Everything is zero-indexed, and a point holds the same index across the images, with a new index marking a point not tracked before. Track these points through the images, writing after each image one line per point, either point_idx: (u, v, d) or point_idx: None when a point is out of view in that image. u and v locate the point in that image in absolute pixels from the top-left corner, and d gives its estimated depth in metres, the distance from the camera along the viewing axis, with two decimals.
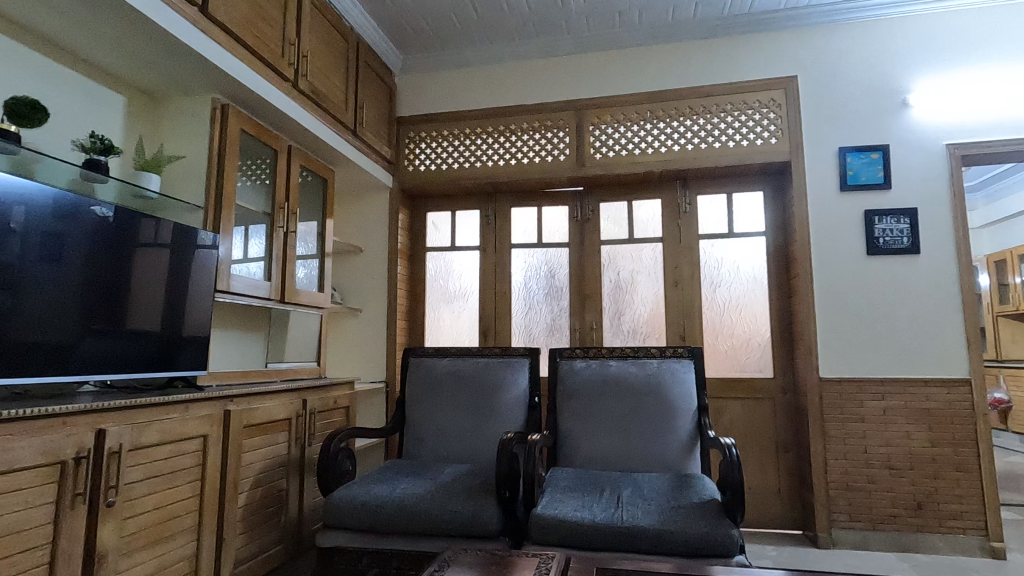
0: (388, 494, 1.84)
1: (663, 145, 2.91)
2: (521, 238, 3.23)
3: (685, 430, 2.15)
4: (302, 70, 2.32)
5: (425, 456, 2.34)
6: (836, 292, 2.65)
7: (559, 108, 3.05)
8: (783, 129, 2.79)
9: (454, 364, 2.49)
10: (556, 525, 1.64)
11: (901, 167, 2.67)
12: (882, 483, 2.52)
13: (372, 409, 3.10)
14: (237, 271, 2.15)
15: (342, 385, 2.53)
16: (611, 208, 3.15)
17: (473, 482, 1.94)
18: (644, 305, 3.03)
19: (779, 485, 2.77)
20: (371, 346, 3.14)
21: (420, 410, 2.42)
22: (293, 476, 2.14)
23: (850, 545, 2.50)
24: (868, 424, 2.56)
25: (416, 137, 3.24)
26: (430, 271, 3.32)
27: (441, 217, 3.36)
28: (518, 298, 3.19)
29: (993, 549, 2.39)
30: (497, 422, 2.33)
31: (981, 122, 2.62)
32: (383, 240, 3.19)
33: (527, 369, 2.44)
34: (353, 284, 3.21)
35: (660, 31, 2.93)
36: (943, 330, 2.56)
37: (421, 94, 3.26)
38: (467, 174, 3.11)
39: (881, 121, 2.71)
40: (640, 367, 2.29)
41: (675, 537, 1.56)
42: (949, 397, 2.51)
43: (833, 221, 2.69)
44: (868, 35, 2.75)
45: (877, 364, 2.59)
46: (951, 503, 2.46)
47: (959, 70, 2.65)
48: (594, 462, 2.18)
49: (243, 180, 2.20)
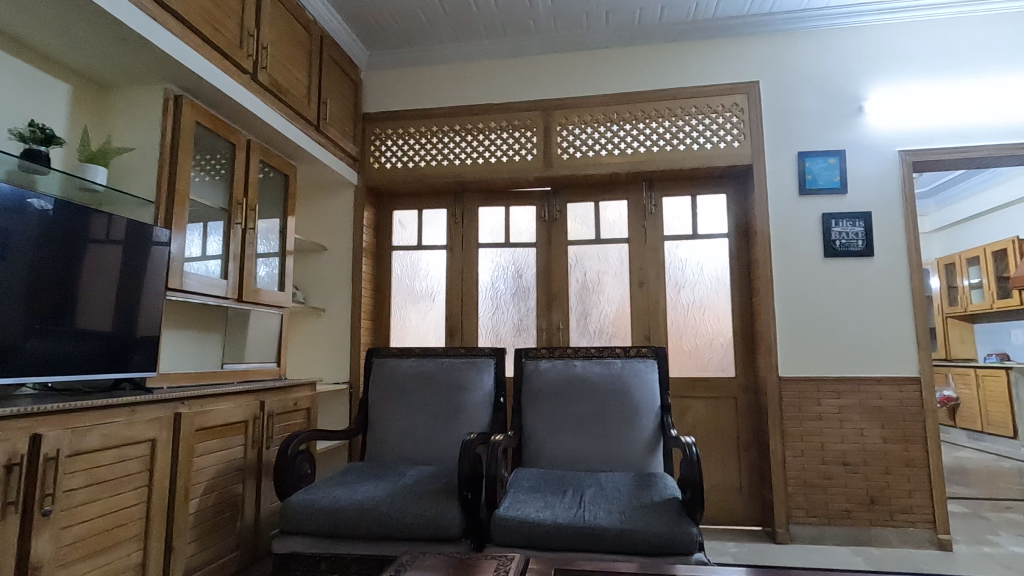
0: (348, 498, 1.79)
1: (629, 146, 2.94)
2: (488, 237, 3.22)
3: (648, 429, 2.16)
4: (261, 62, 2.25)
5: (388, 457, 2.30)
6: (795, 293, 2.72)
7: (527, 108, 3.04)
8: (745, 133, 2.84)
9: (418, 364, 2.45)
10: (518, 526, 1.63)
11: (857, 172, 2.75)
12: (838, 479, 2.59)
13: (335, 410, 3.04)
14: (194, 269, 2.08)
15: (304, 386, 2.47)
16: (578, 209, 3.16)
17: (436, 484, 1.91)
18: (611, 305, 3.05)
19: (740, 482, 2.82)
20: (334, 346, 3.08)
21: (383, 412, 2.38)
22: (250, 480, 2.07)
23: (807, 540, 2.57)
24: (825, 421, 2.63)
25: (382, 134, 3.19)
26: (396, 270, 3.28)
27: (407, 215, 3.31)
28: (486, 298, 3.17)
29: (941, 541, 2.48)
30: (461, 422, 2.30)
31: (931, 130, 2.72)
32: (349, 238, 3.13)
33: (492, 369, 2.42)
34: (317, 283, 3.14)
35: (628, 33, 2.96)
36: (895, 330, 2.64)
37: (387, 90, 3.21)
38: (434, 172, 3.07)
39: (838, 127, 2.79)
40: (604, 367, 2.30)
41: (635, 537, 1.57)
42: (900, 395, 2.60)
43: (792, 224, 2.76)
44: (828, 43, 2.83)
45: (834, 363, 2.66)
46: (902, 498, 2.55)
47: (913, 80, 2.75)
48: (558, 462, 2.18)
49: (198, 174, 2.12)
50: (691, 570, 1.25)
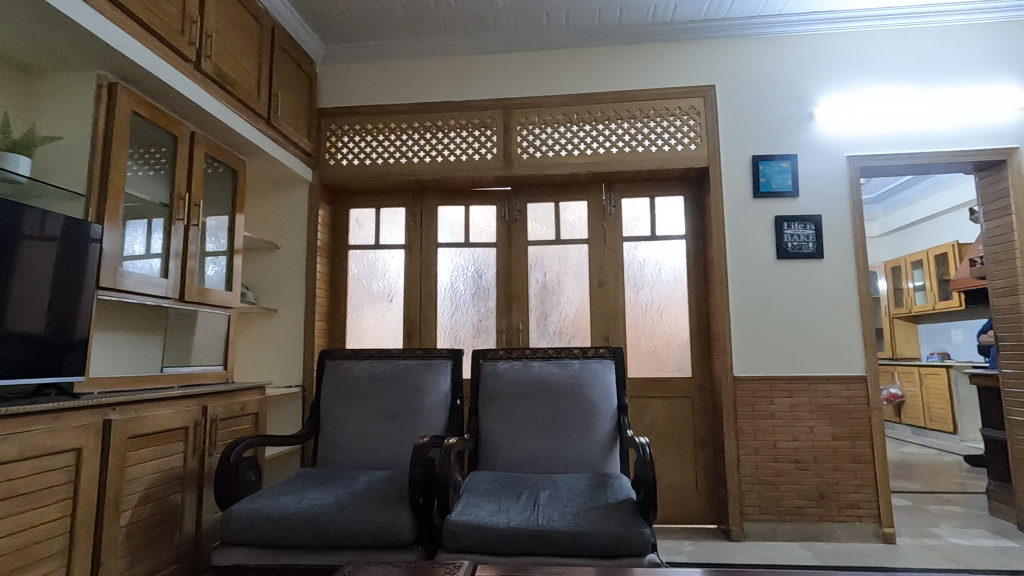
0: (293, 506, 1.72)
1: (589, 147, 2.94)
2: (448, 237, 3.17)
3: (606, 430, 2.16)
4: (205, 50, 2.14)
5: (339, 462, 2.22)
6: (749, 293, 2.77)
7: (487, 107, 3.01)
8: (702, 136, 2.88)
9: (373, 366, 2.39)
10: (471, 531, 1.59)
11: (807, 176, 2.82)
12: (789, 476, 2.65)
13: (287, 415, 2.93)
14: (134, 268, 1.97)
15: (252, 391, 2.38)
16: (538, 209, 3.14)
17: (388, 490, 1.86)
18: (570, 305, 3.05)
19: (696, 481, 2.85)
20: (287, 348, 2.97)
21: (335, 416, 2.31)
22: (189, 490, 1.97)
23: (761, 537, 2.61)
24: (777, 420, 2.69)
25: (338, 130, 3.10)
26: (353, 269, 3.19)
27: (364, 213, 3.24)
28: (445, 298, 3.12)
29: (885, 535, 2.56)
30: (416, 425, 2.25)
31: (877, 136, 2.82)
32: (303, 236, 3.03)
33: (449, 371, 2.38)
34: (268, 283, 3.02)
35: (589, 33, 2.96)
36: (844, 330, 2.72)
37: (343, 85, 3.13)
38: (392, 170, 3.01)
39: (790, 131, 2.85)
40: (562, 367, 2.29)
41: (590, 539, 1.55)
42: (848, 393, 2.67)
43: (747, 226, 2.81)
44: (780, 49, 2.90)
45: (785, 363, 2.72)
46: (849, 493, 2.62)
47: (860, 87, 2.85)
48: (514, 464, 2.15)
49: (135, 168, 2.00)
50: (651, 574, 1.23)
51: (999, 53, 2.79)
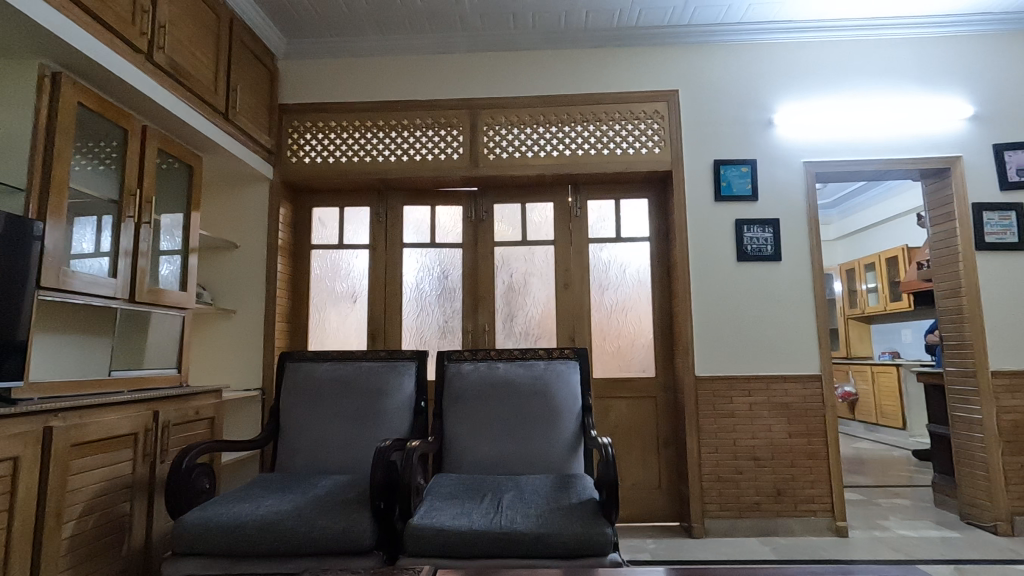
0: (248, 513, 1.66)
1: (554, 149, 2.95)
2: (413, 236, 3.14)
3: (570, 430, 2.17)
4: (158, 41, 2.06)
5: (299, 467, 2.17)
6: (711, 295, 2.82)
7: (453, 107, 2.99)
8: (666, 140, 2.93)
9: (335, 369, 2.34)
10: (433, 535, 1.57)
11: (766, 181, 2.89)
12: (748, 473, 2.71)
13: (246, 419, 2.85)
14: (79, 267, 1.87)
15: (207, 394, 2.30)
16: (505, 210, 3.14)
17: (348, 494, 1.82)
18: (536, 306, 3.05)
19: (659, 480, 2.89)
20: (246, 350, 2.89)
21: (295, 420, 2.25)
22: (138, 498, 1.89)
23: (720, 533, 2.67)
24: (736, 418, 2.75)
25: (301, 127, 3.03)
26: (316, 269, 3.12)
27: (327, 212, 3.17)
28: (410, 299, 3.09)
29: (838, 528, 2.65)
30: (379, 428, 2.21)
31: (832, 143, 2.92)
32: (263, 235, 2.95)
33: (413, 373, 2.35)
34: (226, 283, 2.93)
35: (556, 36, 2.98)
36: (799, 331, 2.80)
37: (306, 80, 3.06)
38: (356, 169, 2.96)
39: (750, 137, 2.93)
40: (527, 368, 2.29)
41: (552, 540, 1.56)
42: (804, 391, 2.76)
43: (708, 229, 2.86)
44: (741, 57, 2.97)
45: (745, 362, 2.79)
46: (805, 489, 2.70)
47: (816, 95, 2.94)
48: (478, 466, 2.13)
49: (80, 162, 1.91)
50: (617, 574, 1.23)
51: (943, 66, 2.93)
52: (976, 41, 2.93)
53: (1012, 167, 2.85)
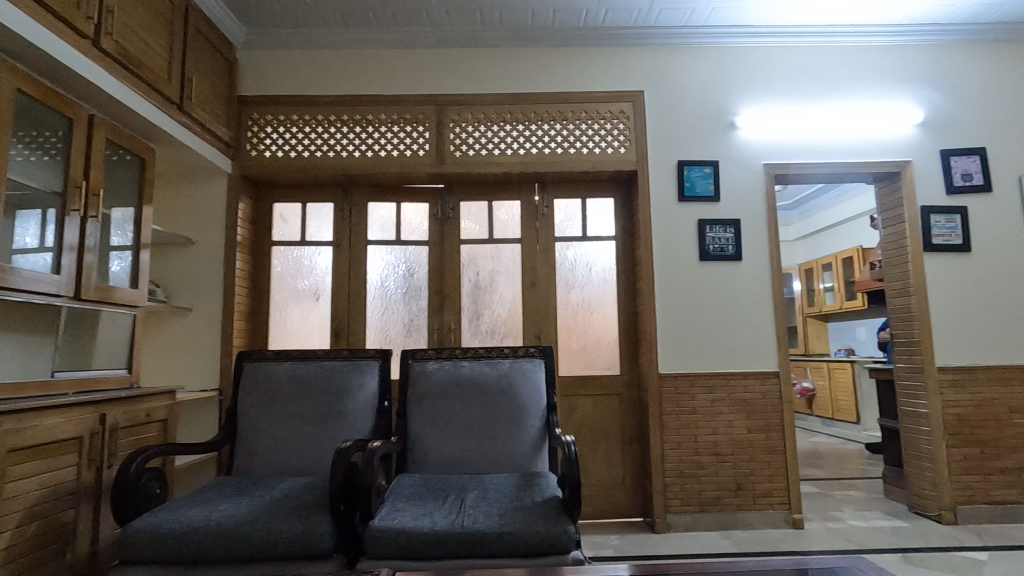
0: (201, 518, 1.61)
1: (521, 147, 2.95)
2: (378, 233, 3.09)
3: (535, 428, 2.17)
4: (105, 27, 1.96)
5: (257, 470, 2.11)
6: (674, 293, 2.87)
7: (419, 102, 2.96)
8: (631, 140, 2.96)
9: (295, 368, 2.28)
10: (394, 536, 1.55)
11: (728, 182, 2.95)
12: (709, 468, 2.77)
13: (202, 421, 2.76)
14: (19, 263, 1.78)
15: (160, 396, 2.21)
16: (471, 208, 3.12)
17: (307, 497, 1.78)
18: (502, 304, 3.05)
19: (624, 477, 2.93)
20: (203, 349, 2.79)
21: (253, 421, 2.19)
22: (83, 505, 1.81)
23: (683, 528, 2.72)
24: (698, 414, 2.80)
25: (261, 120, 2.95)
26: (276, 266, 3.04)
27: (289, 208, 3.10)
28: (374, 297, 3.04)
29: (795, 520, 2.73)
30: (340, 429, 2.17)
31: (790, 146, 2.99)
32: (221, 231, 2.86)
33: (377, 372, 2.31)
34: (181, 280, 2.83)
35: (522, 33, 2.97)
36: (759, 329, 2.87)
37: (266, 72, 2.98)
38: (318, 164, 2.89)
39: (713, 139, 2.98)
40: (492, 367, 2.28)
41: (514, 539, 1.55)
42: (763, 388, 2.83)
43: (672, 228, 2.91)
44: (705, 60, 3.02)
45: (707, 360, 2.84)
46: (763, 483, 2.77)
47: (776, 99, 3.01)
48: (442, 466, 2.11)
49: (20, 152, 1.80)
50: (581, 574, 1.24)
51: (896, 74, 3.04)
52: (925, 50, 3.05)
53: (958, 171, 2.97)
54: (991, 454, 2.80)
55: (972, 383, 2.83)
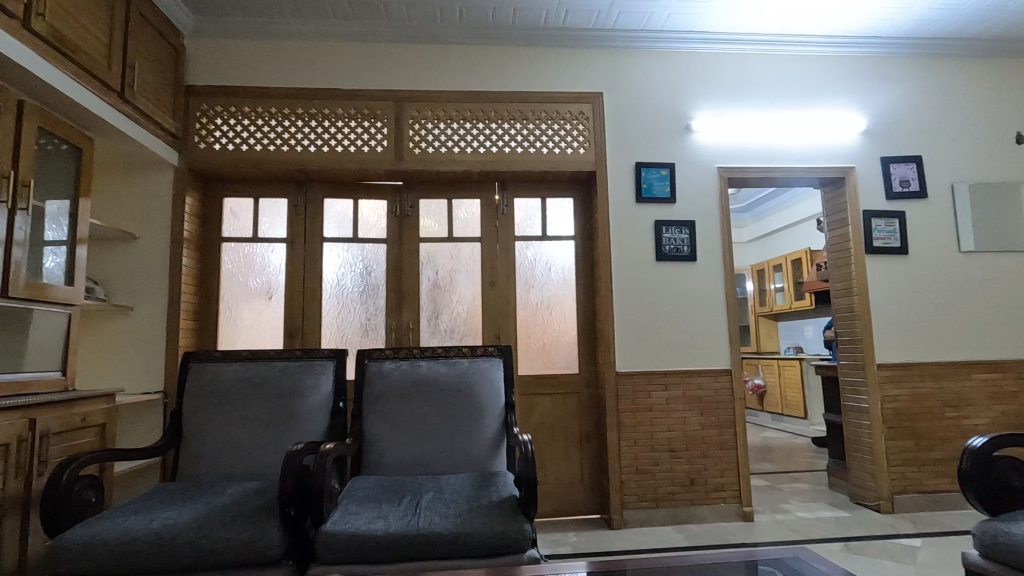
0: (141, 527, 1.53)
1: (481, 145, 2.93)
2: (334, 231, 3.02)
3: (493, 428, 2.16)
4: (37, 7, 1.84)
5: (203, 475, 2.03)
6: (631, 293, 2.91)
7: (378, 98, 2.90)
8: (590, 141, 2.99)
9: (245, 369, 2.21)
10: (346, 541, 1.51)
11: (683, 184, 3.02)
12: (664, 464, 2.83)
13: (145, 425, 2.63)
14: None
15: (98, 399, 2.10)
16: (430, 205, 3.09)
17: (256, 502, 1.72)
18: (462, 304, 3.03)
19: (581, 474, 2.95)
20: (146, 350, 2.67)
21: (199, 424, 2.10)
22: (9, 516, 1.69)
23: (638, 524, 2.76)
24: (654, 412, 2.86)
25: (210, 111, 2.84)
26: (226, 264, 2.93)
27: (240, 203, 2.99)
28: (330, 295, 2.97)
29: (745, 513, 2.81)
30: (292, 431, 2.11)
31: (743, 150, 3.09)
32: (166, 226, 2.73)
33: (331, 373, 2.26)
34: (122, 277, 2.69)
35: (483, 31, 2.95)
36: (712, 328, 2.95)
37: (216, 62, 2.87)
38: (271, 158, 2.81)
39: (670, 141, 3.04)
40: (450, 366, 2.26)
41: (471, 540, 1.54)
42: (716, 385, 2.90)
43: (630, 229, 2.95)
44: (663, 64, 3.08)
45: (662, 358, 2.90)
46: (716, 477, 2.84)
47: (730, 104, 3.10)
48: (398, 467, 2.08)
49: None
50: (536, 574, 1.23)
51: (841, 84, 3.17)
52: (868, 62, 3.20)
53: (897, 178, 3.13)
54: (926, 446, 2.96)
55: (909, 379, 2.99)
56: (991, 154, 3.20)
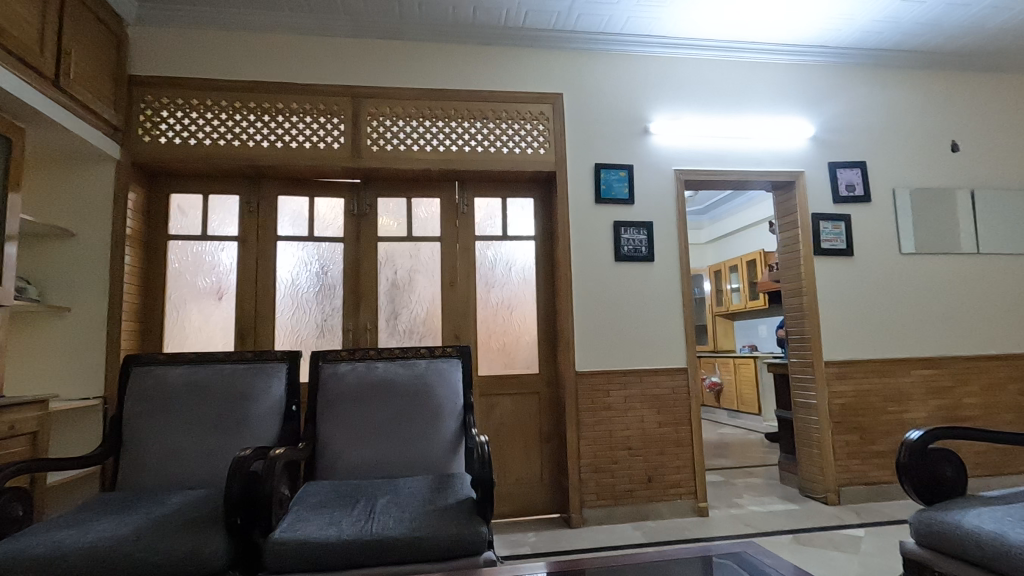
0: (74, 540, 1.44)
1: (441, 144, 2.90)
2: (289, 229, 2.93)
3: (451, 429, 2.14)
4: None
5: (145, 483, 1.93)
6: (591, 293, 2.94)
7: (335, 93, 2.84)
8: (551, 141, 3.00)
9: (191, 372, 2.12)
10: (296, 549, 1.46)
11: (642, 185, 3.06)
12: (622, 462, 2.86)
13: (82, 432, 2.50)
14: None
15: (29, 406, 1.98)
16: (389, 204, 3.04)
17: (202, 511, 1.65)
18: (421, 304, 2.99)
19: (541, 474, 2.96)
20: (83, 353, 2.53)
21: (141, 430, 2.00)
22: None
23: (597, 522, 2.79)
24: (612, 410, 2.89)
25: (156, 103, 2.72)
26: (173, 263, 2.81)
27: (188, 200, 2.87)
28: (284, 296, 2.88)
29: (700, 509, 2.87)
30: (241, 436, 2.03)
31: (699, 153, 3.15)
32: (106, 222, 2.59)
33: (284, 375, 2.19)
34: (58, 276, 2.54)
35: (442, 29, 2.92)
36: (669, 327, 3.00)
37: (162, 52, 2.75)
38: (221, 153, 2.71)
39: (628, 144, 3.08)
40: (407, 367, 2.23)
41: (426, 543, 1.51)
42: (672, 383, 2.95)
43: (589, 229, 2.97)
44: (622, 67, 3.12)
45: (621, 358, 2.93)
46: (672, 474, 2.90)
47: (686, 109, 3.16)
48: (353, 471, 2.03)
49: None
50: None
51: (792, 91, 3.28)
52: (817, 71, 3.32)
53: (844, 183, 3.25)
54: (869, 439, 3.09)
55: (854, 375, 3.12)
56: (928, 160, 3.37)
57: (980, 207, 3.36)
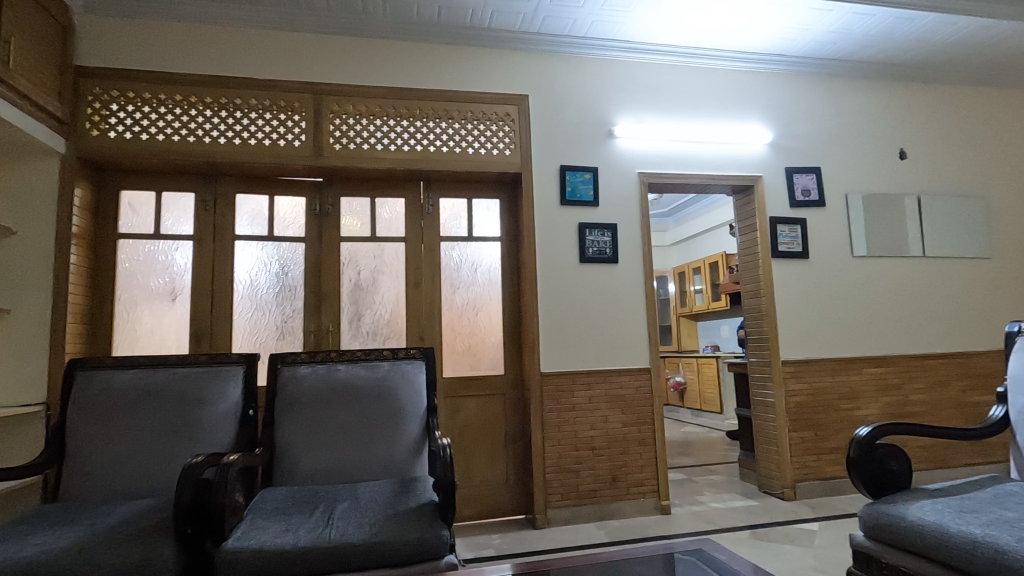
0: (8, 555, 1.36)
1: (406, 143, 2.87)
2: (248, 228, 2.85)
3: (413, 432, 2.11)
4: None
5: (90, 493, 1.84)
6: (556, 294, 2.95)
7: (296, 89, 2.78)
8: (516, 142, 3.00)
9: (140, 376, 2.03)
10: (249, 559, 1.41)
11: (606, 187, 3.09)
12: (586, 462, 2.88)
13: (22, 441, 2.36)
14: None
15: None
16: (352, 204, 2.98)
17: (150, 521, 1.58)
18: (385, 305, 2.94)
19: (506, 476, 2.95)
20: (23, 358, 2.39)
21: (85, 437, 1.91)
22: None
23: (561, 522, 2.80)
24: (577, 411, 2.90)
25: (104, 95, 2.60)
26: (123, 262, 2.70)
27: (140, 197, 2.76)
28: (242, 297, 2.80)
29: (663, 506, 2.92)
30: (194, 442, 1.96)
31: (662, 156, 3.21)
32: (49, 219, 2.46)
33: (240, 379, 2.13)
34: None
35: (408, 27, 2.90)
36: (633, 328, 3.04)
37: (111, 42, 2.63)
38: (175, 148, 2.61)
39: (593, 146, 3.11)
40: (369, 370, 2.19)
41: (386, 549, 1.49)
42: (635, 383, 2.99)
43: (555, 231, 2.99)
44: (587, 70, 3.15)
45: (585, 359, 2.95)
46: (636, 472, 2.93)
47: (650, 113, 3.21)
48: (312, 476, 1.99)
49: None
50: None
51: (751, 98, 3.37)
52: (775, 78, 3.42)
53: (800, 187, 3.36)
54: (824, 436, 3.19)
55: (810, 374, 3.22)
56: (878, 167, 3.51)
57: (926, 212, 3.51)
